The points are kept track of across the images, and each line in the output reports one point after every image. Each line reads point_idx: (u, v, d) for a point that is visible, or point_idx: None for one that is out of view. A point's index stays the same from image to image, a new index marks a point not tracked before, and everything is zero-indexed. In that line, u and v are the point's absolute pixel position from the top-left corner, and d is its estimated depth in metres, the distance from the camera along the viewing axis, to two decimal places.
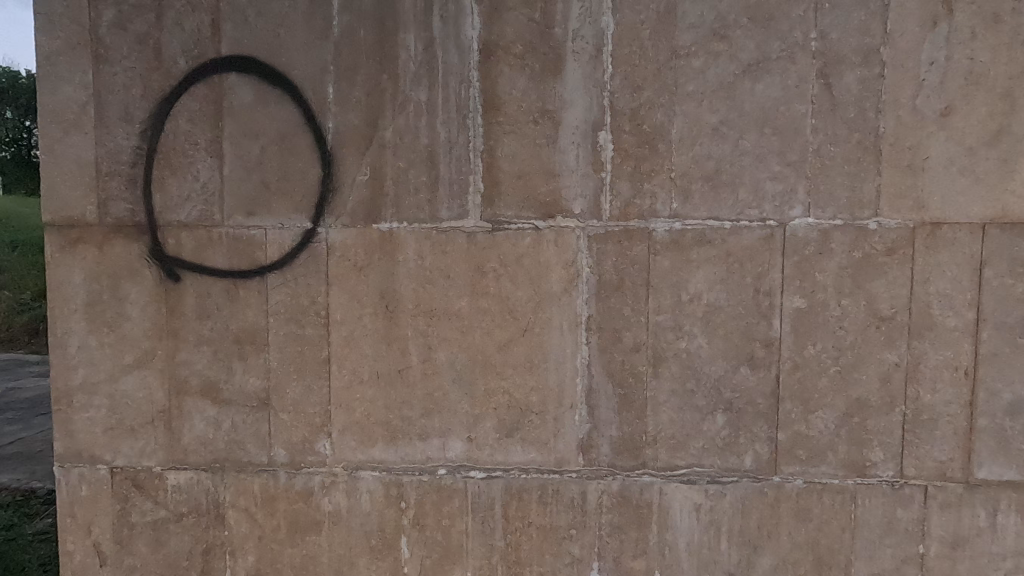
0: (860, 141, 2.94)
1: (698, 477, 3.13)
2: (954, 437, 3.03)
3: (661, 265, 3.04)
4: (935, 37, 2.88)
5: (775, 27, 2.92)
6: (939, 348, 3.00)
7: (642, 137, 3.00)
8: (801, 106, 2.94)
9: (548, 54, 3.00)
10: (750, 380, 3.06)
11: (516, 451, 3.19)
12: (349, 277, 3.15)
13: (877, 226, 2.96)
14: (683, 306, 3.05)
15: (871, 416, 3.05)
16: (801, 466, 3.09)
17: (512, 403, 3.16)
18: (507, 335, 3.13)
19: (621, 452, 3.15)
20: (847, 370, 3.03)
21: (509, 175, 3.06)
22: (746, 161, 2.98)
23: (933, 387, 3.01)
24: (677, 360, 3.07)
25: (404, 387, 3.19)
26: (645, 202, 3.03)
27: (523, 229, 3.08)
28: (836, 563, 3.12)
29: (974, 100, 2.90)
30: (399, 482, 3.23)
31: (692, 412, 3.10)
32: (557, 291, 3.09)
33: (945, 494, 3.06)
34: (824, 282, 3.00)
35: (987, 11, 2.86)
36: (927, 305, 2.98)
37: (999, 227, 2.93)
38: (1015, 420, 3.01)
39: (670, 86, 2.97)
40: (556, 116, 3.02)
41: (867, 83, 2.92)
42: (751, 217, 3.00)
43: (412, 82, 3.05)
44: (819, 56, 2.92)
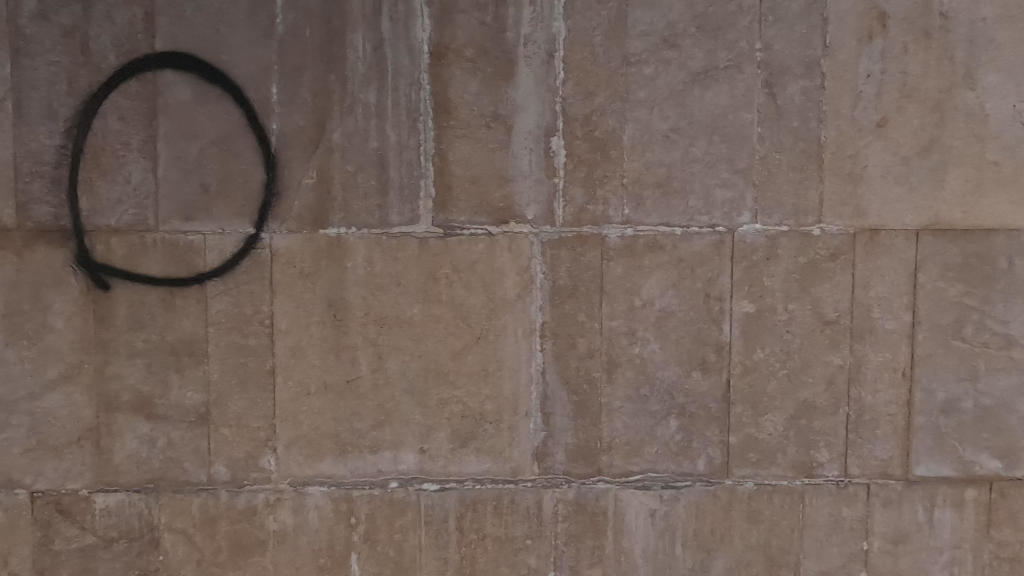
0: (804, 149, 3.02)
1: (653, 483, 3.13)
2: (895, 436, 3.13)
3: (614, 271, 3.03)
4: (871, 50, 2.99)
5: (722, 36, 2.97)
6: (880, 350, 3.09)
7: (594, 143, 3.00)
8: (748, 114, 3.00)
9: (500, 58, 2.96)
10: (702, 384, 3.09)
11: (470, 462, 3.11)
12: (295, 284, 3.02)
13: (821, 232, 3.04)
14: (636, 312, 3.05)
15: (817, 417, 3.11)
16: (752, 469, 3.13)
17: (466, 412, 3.09)
18: (461, 343, 3.06)
19: (576, 459, 3.12)
20: (794, 373, 3.09)
21: (461, 179, 3.00)
22: (696, 168, 3.01)
23: (875, 388, 3.11)
24: (631, 365, 3.07)
25: (354, 399, 3.07)
26: (598, 208, 3.02)
27: (477, 235, 3.02)
28: (787, 563, 3.16)
29: (908, 112, 3.02)
30: (349, 497, 3.11)
31: (646, 417, 3.10)
32: (511, 297, 3.04)
33: (887, 492, 3.16)
34: (772, 287, 3.05)
35: (919, 27, 2.99)
36: (868, 308, 3.08)
37: (932, 233, 3.06)
38: (950, 418, 3.13)
39: (621, 93, 2.98)
40: (509, 121, 2.98)
41: (810, 93, 3.00)
42: (701, 224, 3.03)
43: (360, 83, 2.96)
44: (764, 67, 2.98)
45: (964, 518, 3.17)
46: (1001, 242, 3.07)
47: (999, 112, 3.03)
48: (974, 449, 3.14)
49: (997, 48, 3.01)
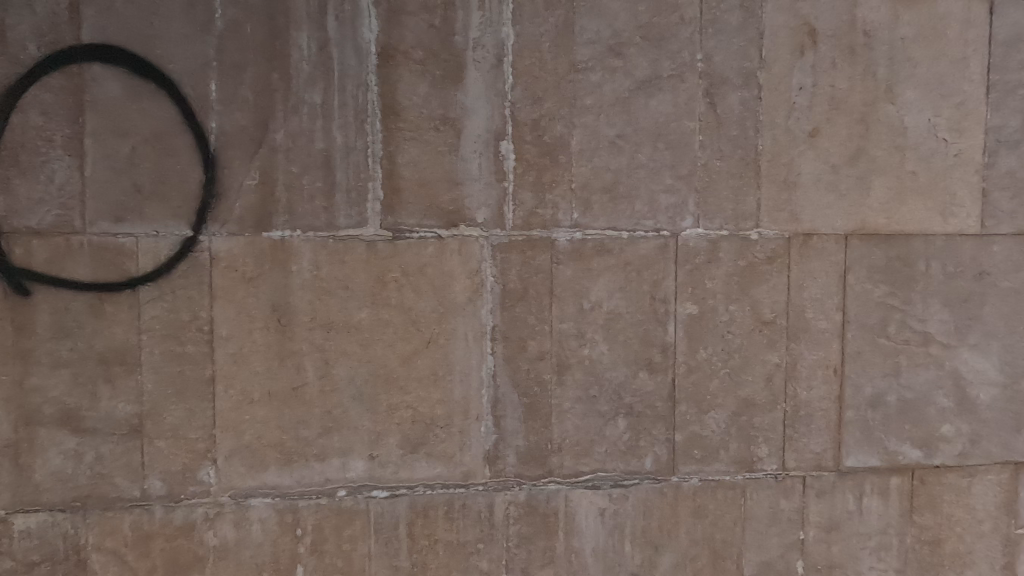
0: (742, 157, 3.15)
1: (602, 482, 3.19)
2: (827, 429, 3.31)
3: (563, 274, 3.08)
4: (803, 64, 3.16)
5: (666, 46, 3.07)
6: (813, 348, 3.26)
7: (543, 148, 3.03)
8: (690, 122, 3.11)
9: (449, 61, 2.96)
10: (649, 384, 3.17)
11: (420, 467, 3.08)
12: (236, 289, 2.92)
13: (759, 236, 3.19)
14: (585, 314, 3.10)
15: (757, 413, 3.25)
16: (696, 465, 3.23)
17: (416, 418, 3.05)
18: (411, 348, 3.03)
19: (527, 461, 3.13)
20: (735, 371, 3.21)
21: (410, 182, 2.97)
22: (642, 174, 3.10)
23: (809, 384, 3.27)
24: (580, 367, 3.12)
25: (299, 406, 2.98)
26: (547, 212, 3.06)
27: (426, 238, 3.00)
28: (730, 555, 3.28)
29: (837, 123, 3.20)
30: (295, 508, 3.01)
31: (596, 417, 3.15)
32: (462, 301, 3.03)
33: (821, 483, 3.32)
34: (713, 289, 3.17)
35: (845, 44, 3.18)
36: (802, 309, 3.24)
37: (859, 237, 3.25)
38: (877, 412, 3.33)
39: (569, 99, 3.03)
40: (458, 124, 2.98)
41: (747, 104, 3.13)
42: (646, 228, 3.11)
43: (305, 83, 2.89)
44: (705, 77, 3.10)
45: (890, 505, 3.38)
46: (919, 246, 3.30)
47: (917, 125, 3.26)
48: (898, 440, 3.35)
49: (914, 65, 3.24)
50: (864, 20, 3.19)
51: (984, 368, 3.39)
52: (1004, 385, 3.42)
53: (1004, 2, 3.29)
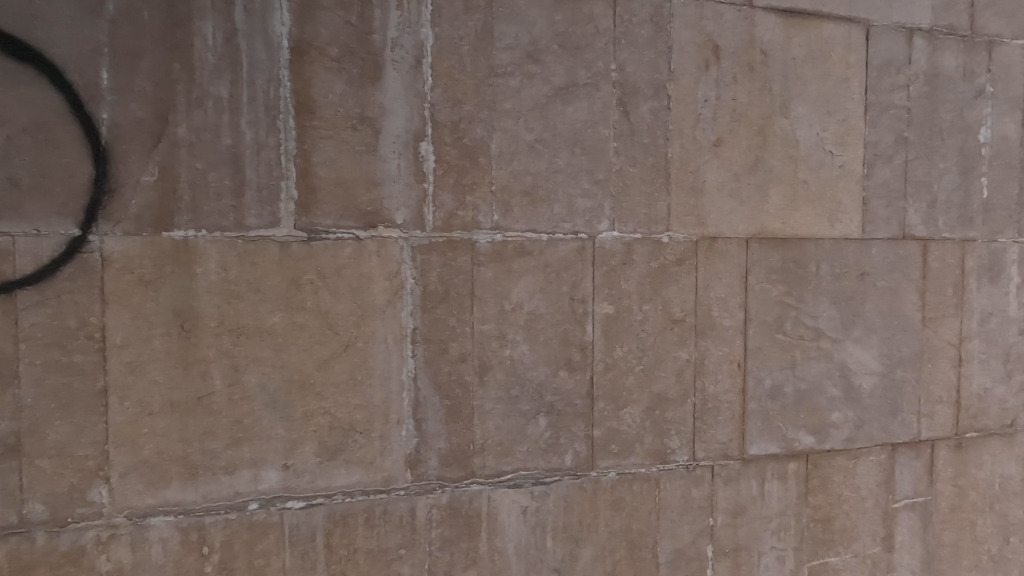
0: (654, 164, 3.31)
1: (524, 480, 3.24)
2: (732, 420, 3.54)
3: (484, 276, 3.10)
4: (707, 78, 3.37)
5: (582, 55, 3.17)
6: (719, 345, 3.48)
7: (463, 150, 3.04)
8: (605, 130, 3.23)
9: (366, 60, 2.91)
10: (568, 382, 3.25)
11: (339, 475, 3.00)
12: (132, 293, 2.71)
13: (669, 239, 3.36)
14: (505, 315, 3.14)
15: (669, 408, 3.42)
16: (614, 460, 3.36)
17: (334, 424, 2.97)
18: (328, 352, 2.94)
19: (449, 463, 3.13)
20: (649, 368, 3.37)
21: (325, 182, 2.89)
22: (560, 178, 3.18)
23: (716, 378, 3.49)
24: (502, 367, 3.15)
25: (205, 416, 2.82)
26: (468, 214, 3.07)
27: (343, 239, 2.93)
28: (646, 544, 3.43)
29: (738, 135, 3.44)
30: (201, 525, 2.84)
31: (517, 417, 3.20)
32: (381, 303, 2.99)
33: (726, 471, 3.55)
34: (628, 290, 3.31)
35: (745, 61, 3.43)
36: (709, 308, 3.45)
37: (759, 241, 3.51)
38: (776, 402, 3.60)
39: (489, 103, 3.06)
40: (376, 124, 2.94)
41: (658, 113, 3.30)
42: (565, 230, 3.20)
43: (210, 76, 2.75)
44: (619, 87, 3.24)
45: (788, 489, 3.66)
46: (810, 249, 3.60)
47: (806, 138, 3.57)
48: (794, 428, 3.64)
49: (804, 84, 3.55)
50: (761, 40, 3.45)
51: (865, 359, 3.76)
52: (881, 374, 3.80)
53: (878, 31, 3.68)
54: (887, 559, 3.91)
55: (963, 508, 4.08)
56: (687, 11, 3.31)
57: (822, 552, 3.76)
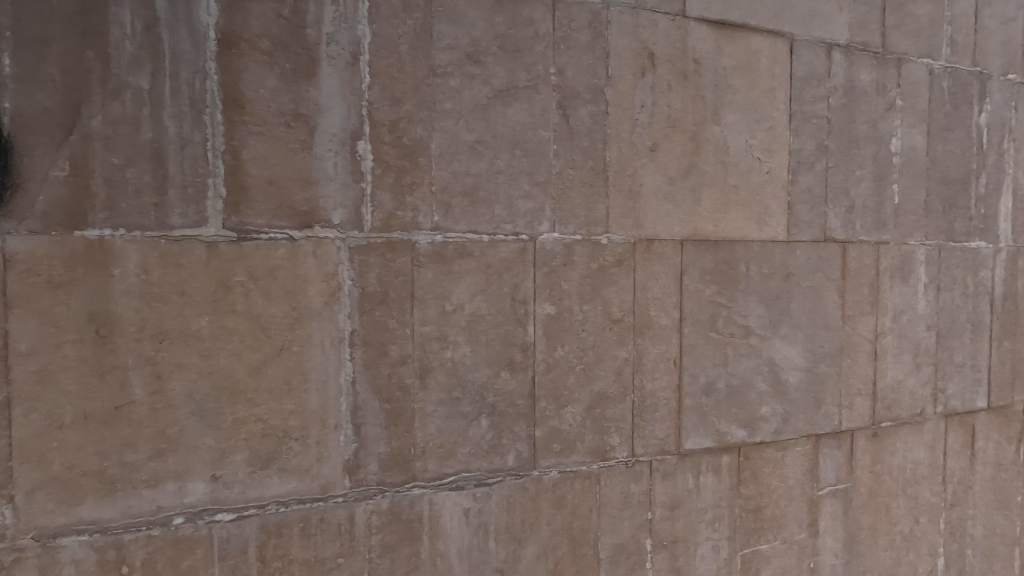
0: (593, 167, 3.38)
1: (466, 482, 3.22)
2: (669, 416, 3.65)
3: (425, 277, 3.07)
4: (644, 84, 3.47)
5: (522, 58, 3.19)
6: (656, 344, 3.58)
7: (402, 150, 3.00)
8: (545, 132, 3.26)
9: (300, 55, 2.82)
10: (510, 383, 3.26)
11: (272, 484, 2.89)
12: (41, 297, 2.52)
13: (608, 241, 3.43)
14: (447, 317, 3.12)
15: (609, 406, 3.49)
16: (555, 458, 3.39)
17: (267, 431, 2.86)
18: (260, 356, 2.83)
19: (390, 468, 3.07)
20: (589, 367, 3.43)
21: (257, 180, 2.78)
22: (500, 179, 3.19)
23: (653, 376, 3.59)
24: (443, 369, 3.13)
25: (124, 427, 2.65)
26: (407, 214, 3.02)
27: (276, 240, 2.82)
28: (587, 541, 3.48)
29: (673, 140, 3.56)
30: (119, 543, 2.67)
31: (459, 419, 3.18)
32: (317, 305, 2.90)
33: (664, 466, 3.66)
34: (569, 290, 3.35)
35: (679, 69, 3.55)
36: (646, 308, 3.54)
37: (693, 242, 3.64)
38: (709, 398, 3.74)
39: (428, 102, 3.03)
40: (311, 121, 2.85)
41: (596, 117, 3.37)
42: (506, 232, 3.21)
43: (129, 65, 2.59)
44: (558, 90, 3.28)
45: (721, 481, 3.81)
46: (741, 251, 3.77)
47: (736, 145, 3.74)
48: (726, 422, 3.80)
49: (734, 93, 3.71)
50: (694, 49, 3.59)
51: (791, 355, 3.96)
52: (806, 369, 4.02)
53: (800, 45, 3.90)
54: (813, 543, 4.13)
55: (879, 493, 4.37)
56: (624, 19, 3.40)
57: (754, 540, 3.93)
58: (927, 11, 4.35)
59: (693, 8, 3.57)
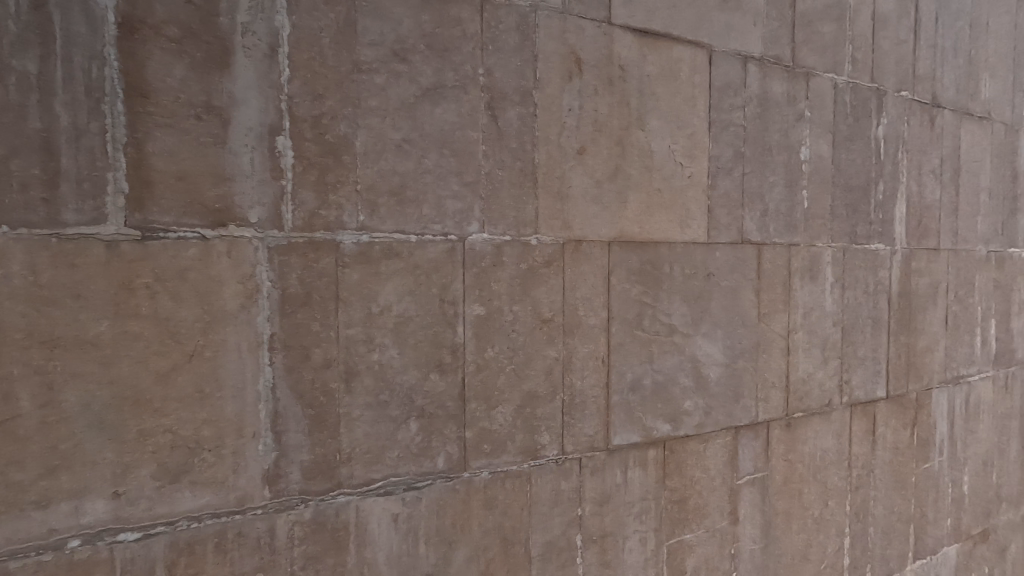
0: (522, 168, 3.40)
1: (395, 487, 3.15)
2: (598, 414, 3.73)
3: (350, 278, 2.97)
4: (571, 88, 3.53)
5: (450, 57, 3.16)
6: (585, 343, 3.65)
7: (325, 147, 2.90)
8: (474, 133, 3.25)
9: (212, 44, 2.67)
10: (440, 385, 3.22)
11: (183, 498, 2.71)
12: None
13: (538, 242, 3.46)
14: (374, 318, 3.04)
15: (539, 405, 3.52)
16: (486, 459, 3.38)
17: (177, 442, 2.68)
18: (168, 363, 2.65)
19: (313, 476, 2.96)
20: (520, 367, 3.44)
21: (164, 175, 2.61)
22: (429, 179, 3.14)
23: (582, 375, 3.65)
24: (370, 372, 3.04)
25: (9, 443, 2.41)
26: (331, 214, 2.93)
27: (186, 239, 2.66)
28: (518, 540, 3.49)
29: (600, 144, 3.64)
30: (4, 571, 2.43)
31: (387, 422, 3.10)
32: (233, 308, 2.75)
33: (593, 462, 3.73)
34: (498, 291, 3.36)
35: (605, 75, 3.64)
36: (575, 308, 3.61)
37: (619, 243, 3.74)
38: (636, 394, 3.86)
39: (353, 98, 2.94)
40: (224, 114, 2.70)
41: (525, 119, 3.39)
42: (434, 232, 3.17)
43: (14, 47, 2.37)
44: (487, 91, 3.27)
45: (648, 474, 3.94)
46: (664, 252, 3.91)
47: (660, 150, 3.87)
48: (652, 418, 3.93)
49: (657, 100, 3.84)
50: (619, 56, 3.68)
51: (712, 351, 4.16)
52: (725, 364, 4.23)
53: (718, 56, 4.09)
54: (733, 530, 4.34)
55: (792, 479, 4.66)
56: (551, 23, 3.44)
57: (679, 530, 4.08)
58: (831, 29, 4.68)
59: (618, 16, 3.67)
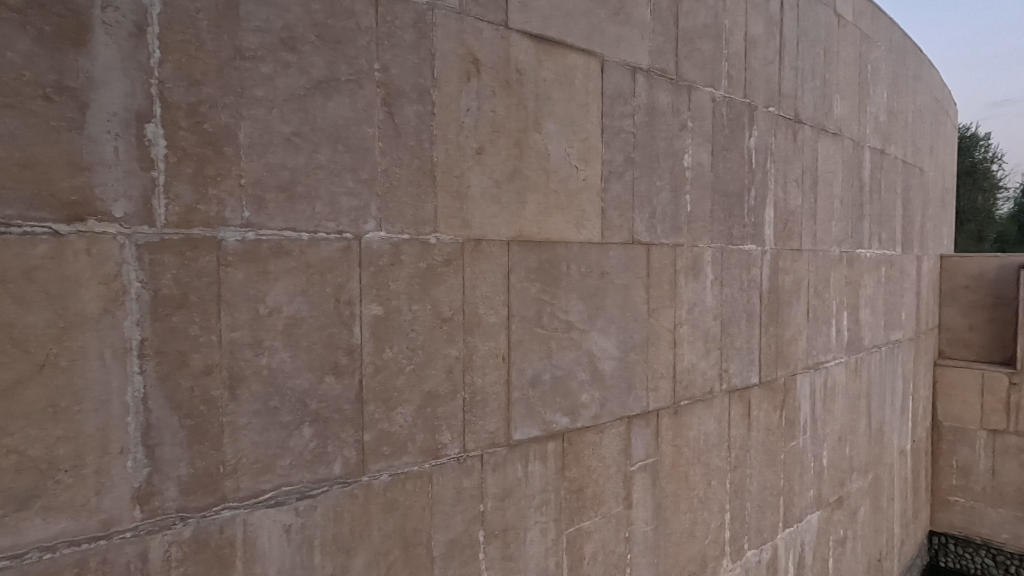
0: (420, 166, 3.35)
1: (287, 496, 2.92)
2: (499, 411, 3.76)
3: (234, 278, 2.75)
4: (469, 89, 3.53)
5: (342, 50, 3.04)
6: (485, 341, 3.67)
7: (203, 137, 2.66)
8: (369, 128, 3.15)
9: (64, 16, 2.35)
10: (335, 389, 3.06)
11: (32, 529, 2.33)
12: None
13: (437, 241, 3.43)
14: (261, 320, 2.82)
15: (440, 404, 3.47)
16: (386, 461, 3.26)
17: (23, 466, 2.31)
18: (10, 376, 2.28)
19: (192, 491, 2.66)
20: (420, 367, 3.37)
21: (3, 162, 2.26)
22: (321, 175, 3.00)
23: (483, 372, 3.67)
24: (257, 378, 2.82)
25: None
26: (211, 208, 2.69)
27: (33, 234, 2.32)
28: (421, 541, 3.40)
29: (498, 145, 3.68)
30: None
31: (277, 429, 2.89)
32: (94, 312, 2.44)
33: (495, 458, 3.74)
34: (397, 290, 3.28)
35: (502, 77, 3.68)
36: (475, 306, 3.61)
37: (518, 243, 3.81)
38: (536, 389, 3.95)
39: (235, 87, 2.73)
40: (80, 96, 2.39)
41: (423, 117, 3.35)
42: (328, 229, 3.03)
43: None
44: (383, 87, 3.19)
45: (548, 467, 4.04)
46: (561, 251, 4.04)
47: (556, 153, 3.99)
48: (551, 411, 4.04)
49: (553, 104, 3.95)
50: (516, 60, 3.74)
51: (606, 346, 4.36)
52: (618, 358, 4.45)
53: (610, 66, 4.28)
54: (627, 514, 4.57)
55: (679, 463, 5.00)
56: (448, 22, 3.42)
57: (577, 518, 4.23)
58: (710, 47, 5.06)
59: (515, 20, 3.72)
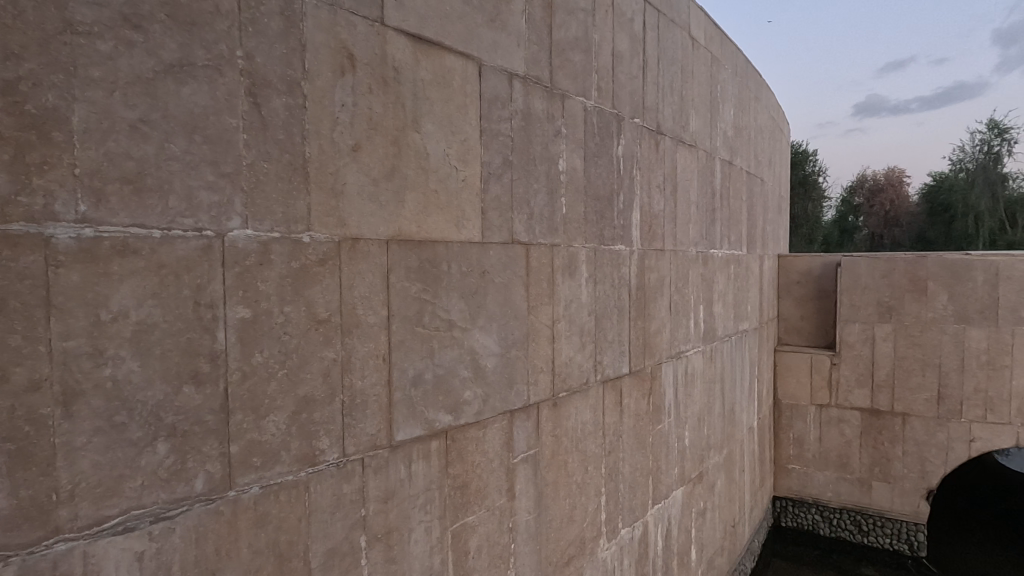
0: (290, 161, 3.18)
1: (138, 521, 2.61)
2: (380, 413, 3.68)
3: (66, 281, 2.41)
4: (342, 84, 3.41)
5: (198, 33, 2.77)
6: (365, 342, 3.58)
7: (24, 119, 2.31)
8: (231, 119, 2.91)
9: None
10: (195, 399, 2.80)
11: None
12: None
13: (310, 239, 3.27)
14: (103, 328, 2.50)
15: (316, 409, 3.33)
16: (255, 473, 3.05)
17: None
18: None
19: (16, 525, 2.31)
20: (293, 372, 3.21)
21: None
22: (175, 167, 2.73)
23: (362, 374, 3.57)
24: (99, 392, 2.50)
25: None
26: (35, 202, 2.35)
27: None
28: (296, 553, 3.23)
29: (375, 142, 3.60)
30: None
31: (125, 448, 2.58)
32: None
33: (376, 460, 3.66)
34: (266, 292, 3.08)
35: (378, 74, 3.60)
36: (353, 307, 3.51)
37: (398, 242, 3.75)
38: (418, 389, 3.92)
39: (64, 65, 2.40)
40: None
41: (292, 110, 3.17)
42: (184, 226, 2.76)
43: None
44: (247, 76, 2.97)
45: (432, 465, 4.03)
46: (442, 250, 4.05)
47: (435, 153, 3.98)
48: (434, 410, 4.04)
49: (431, 104, 3.94)
50: (392, 58, 3.67)
51: (488, 343, 4.45)
52: (500, 354, 4.56)
53: (487, 70, 4.35)
54: (510, 505, 4.70)
55: (559, 452, 5.23)
56: (319, 14, 3.27)
57: (461, 514, 4.27)
58: (581, 59, 5.33)
59: (391, 18, 3.65)
